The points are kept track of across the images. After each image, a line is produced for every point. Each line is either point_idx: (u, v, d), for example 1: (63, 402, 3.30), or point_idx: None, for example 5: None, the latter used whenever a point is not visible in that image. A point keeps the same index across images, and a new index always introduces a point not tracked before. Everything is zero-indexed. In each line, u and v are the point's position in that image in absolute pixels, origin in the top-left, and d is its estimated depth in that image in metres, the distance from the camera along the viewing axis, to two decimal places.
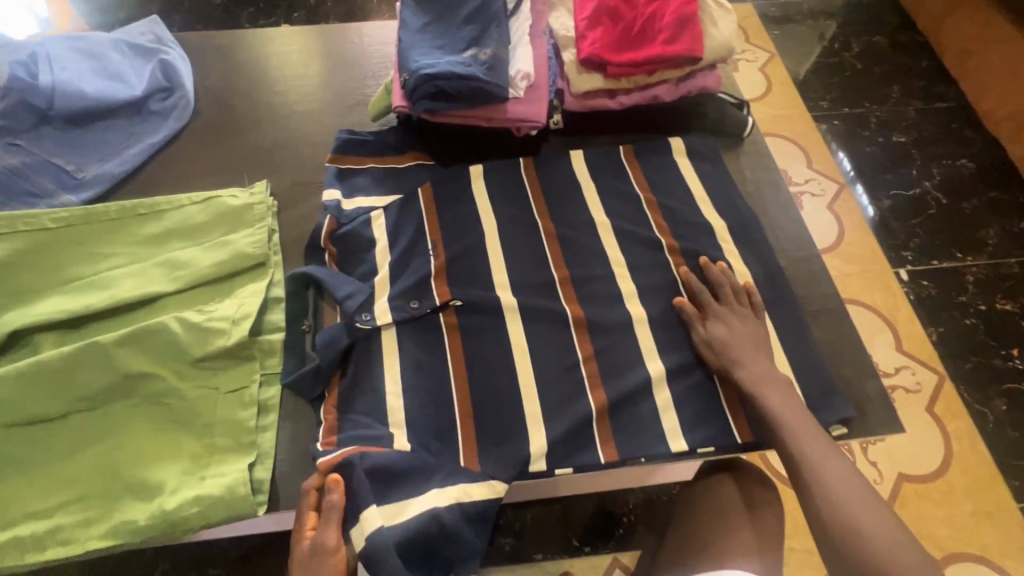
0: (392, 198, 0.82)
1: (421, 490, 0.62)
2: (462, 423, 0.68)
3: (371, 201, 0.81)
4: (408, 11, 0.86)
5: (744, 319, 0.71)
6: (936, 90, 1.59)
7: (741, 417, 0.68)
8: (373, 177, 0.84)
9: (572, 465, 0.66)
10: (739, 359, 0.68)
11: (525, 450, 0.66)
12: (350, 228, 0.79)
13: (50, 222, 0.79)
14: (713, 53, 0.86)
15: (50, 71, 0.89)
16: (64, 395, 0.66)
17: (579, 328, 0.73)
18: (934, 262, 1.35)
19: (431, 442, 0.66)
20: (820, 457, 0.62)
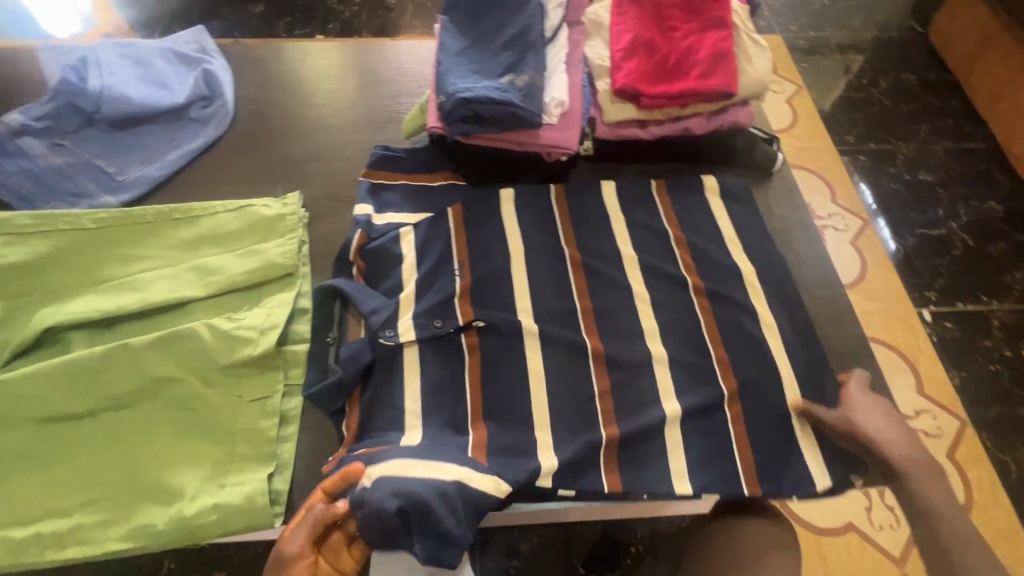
0: (422, 216, 0.83)
1: (430, 461, 0.62)
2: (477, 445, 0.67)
3: (403, 217, 0.82)
4: (448, 34, 0.88)
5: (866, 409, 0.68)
6: (964, 130, 1.58)
7: (748, 456, 0.69)
8: (404, 193, 0.85)
9: (575, 489, 0.65)
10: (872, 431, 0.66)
11: (533, 462, 0.65)
12: (379, 244, 0.80)
13: (90, 222, 0.81)
14: (746, 89, 0.87)
15: (99, 76, 0.92)
16: (92, 394, 0.67)
17: (600, 356, 0.73)
18: (959, 304, 1.33)
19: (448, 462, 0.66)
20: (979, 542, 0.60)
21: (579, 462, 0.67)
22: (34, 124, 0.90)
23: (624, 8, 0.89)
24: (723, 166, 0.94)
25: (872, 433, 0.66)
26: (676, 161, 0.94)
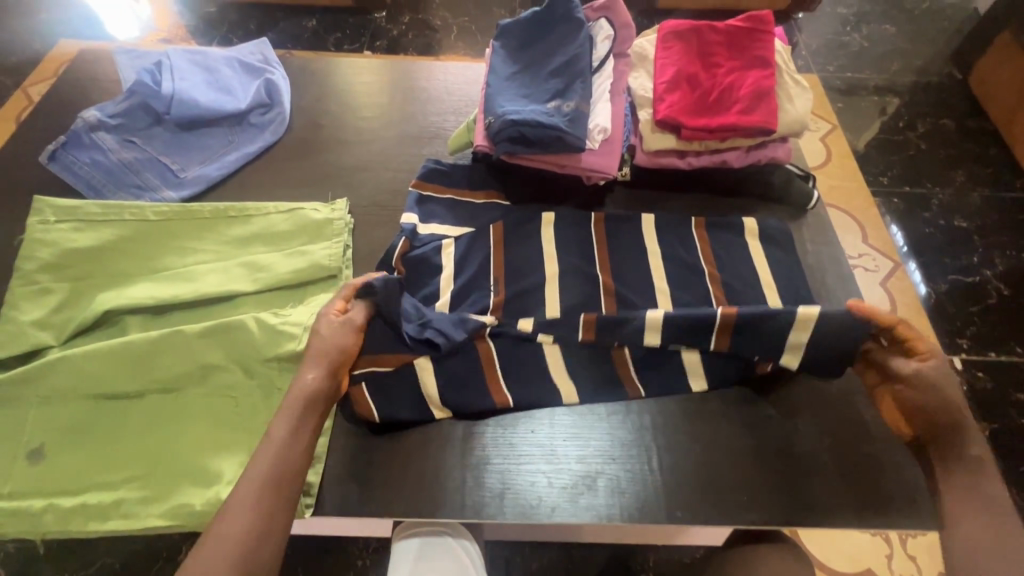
0: (464, 230, 0.86)
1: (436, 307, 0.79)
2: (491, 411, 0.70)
3: (449, 228, 0.86)
4: (499, 60, 0.94)
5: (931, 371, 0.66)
6: (1002, 179, 1.57)
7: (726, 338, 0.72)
8: (448, 206, 0.89)
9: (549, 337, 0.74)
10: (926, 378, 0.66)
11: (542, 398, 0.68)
12: (421, 252, 0.83)
13: (152, 215, 0.86)
14: (786, 127, 0.89)
15: (171, 79, 0.99)
16: (145, 376, 0.71)
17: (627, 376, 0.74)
18: (992, 354, 1.30)
19: None
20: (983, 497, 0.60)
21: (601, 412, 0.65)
22: (108, 120, 0.97)
23: (669, 43, 0.93)
24: (759, 200, 0.96)
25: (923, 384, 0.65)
26: (712, 192, 0.96)
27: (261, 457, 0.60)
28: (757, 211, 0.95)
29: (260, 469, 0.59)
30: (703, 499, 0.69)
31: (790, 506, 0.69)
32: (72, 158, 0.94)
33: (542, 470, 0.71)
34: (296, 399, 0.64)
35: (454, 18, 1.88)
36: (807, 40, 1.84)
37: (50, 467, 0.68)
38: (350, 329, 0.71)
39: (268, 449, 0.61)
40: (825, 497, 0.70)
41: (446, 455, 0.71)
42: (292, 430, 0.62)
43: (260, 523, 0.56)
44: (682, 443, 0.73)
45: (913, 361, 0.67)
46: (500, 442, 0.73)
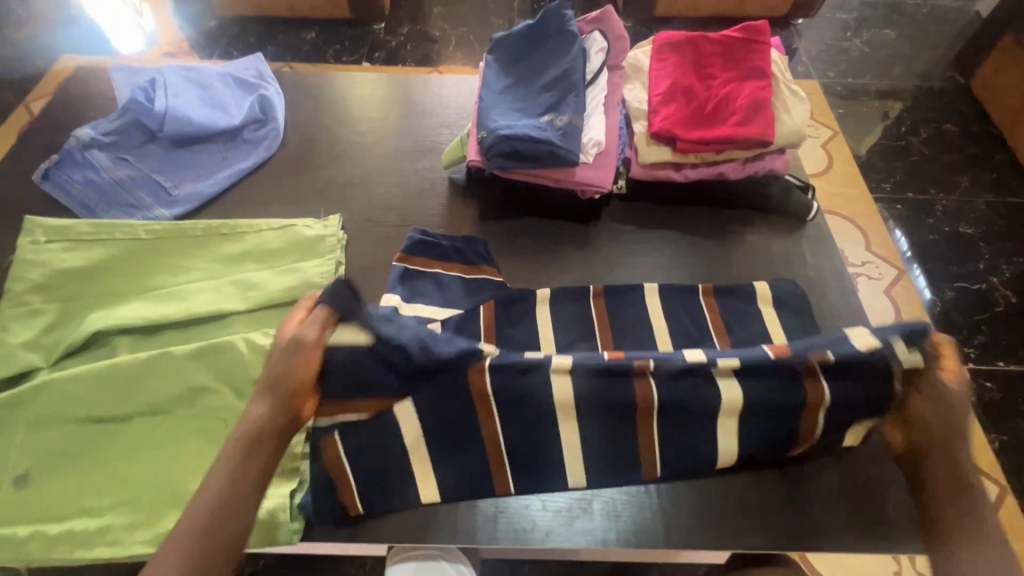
0: (452, 311, 0.79)
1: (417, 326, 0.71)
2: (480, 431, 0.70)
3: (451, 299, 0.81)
4: (491, 73, 0.94)
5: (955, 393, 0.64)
6: (1007, 184, 1.54)
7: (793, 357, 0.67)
8: (433, 280, 0.82)
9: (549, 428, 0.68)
10: (949, 472, 0.63)
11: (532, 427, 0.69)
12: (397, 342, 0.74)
13: (144, 233, 0.86)
14: (784, 138, 0.88)
15: (164, 97, 0.98)
16: (132, 399, 0.70)
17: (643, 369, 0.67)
18: (1000, 363, 1.28)
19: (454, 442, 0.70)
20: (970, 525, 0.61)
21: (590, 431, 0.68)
22: (102, 138, 0.96)
23: (664, 55, 0.92)
24: (759, 211, 0.95)
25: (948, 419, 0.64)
26: (710, 205, 0.95)
27: (183, 537, 0.55)
28: (757, 223, 0.94)
29: (181, 551, 0.55)
30: (702, 520, 0.68)
31: (788, 529, 0.67)
32: (65, 177, 0.94)
33: (537, 493, 0.70)
34: (242, 433, 0.62)
35: (453, 29, 1.89)
36: (807, 45, 1.82)
37: (37, 493, 0.67)
38: (305, 347, 0.68)
39: (189, 530, 0.56)
40: (826, 519, 0.68)
41: None
42: (218, 510, 0.57)
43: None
44: None
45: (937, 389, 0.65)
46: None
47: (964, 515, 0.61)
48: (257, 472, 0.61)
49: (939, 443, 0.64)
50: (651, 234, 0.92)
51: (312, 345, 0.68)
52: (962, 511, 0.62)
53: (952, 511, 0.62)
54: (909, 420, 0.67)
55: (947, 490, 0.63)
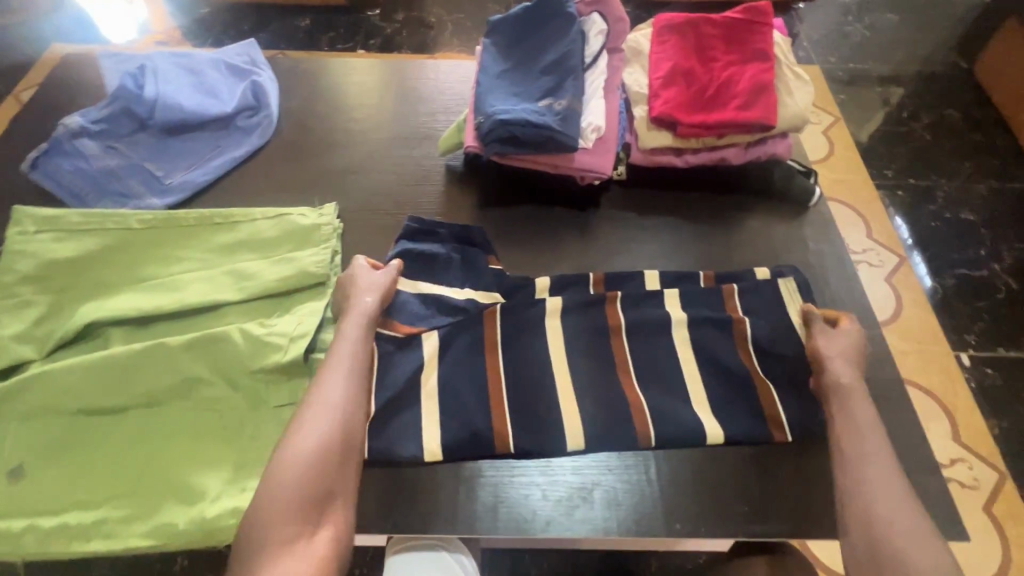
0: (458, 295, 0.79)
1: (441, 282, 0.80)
2: (479, 421, 0.70)
3: (448, 293, 0.79)
4: (489, 57, 0.92)
5: (846, 337, 0.73)
6: (1009, 169, 1.53)
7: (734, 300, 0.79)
8: (429, 274, 0.81)
9: (541, 409, 0.71)
10: (854, 415, 0.66)
11: (528, 410, 0.71)
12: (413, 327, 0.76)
13: (136, 223, 0.84)
14: (786, 122, 0.87)
15: (154, 84, 0.96)
16: (126, 391, 0.69)
17: (613, 297, 0.79)
18: (1001, 350, 1.27)
19: (453, 434, 0.70)
20: (869, 452, 0.63)
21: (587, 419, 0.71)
22: (91, 126, 0.94)
23: (664, 37, 0.90)
24: (761, 197, 0.93)
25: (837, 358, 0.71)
26: (712, 191, 0.94)
27: (310, 429, 0.62)
28: (759, 208, 0.92)
29: (311, 441, 0.61)
30: (703, 508, 0.68)
31: (789, 516, 0.67)
32: (54, 166, 0.92)
33: (538, 483, 0.69)
34: (344, 360, 0.68)
35: (449, 16, 1.85)
36: (808, 30, 1.80)
37: (31, 487, 0.66)
38: (389, 273, 0.77)
39: (315, 424, 0.63)
40: (828, 508, 0.68)
41: (440, 473, 0.70)
42: (339, 409, 0.64)
43: (310, 499, 0.59)
44: (686, 455, 0.71)
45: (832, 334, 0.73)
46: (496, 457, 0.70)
47: (866, 451, 0.63)
48: (364, 381, 0.68)
49: (844, 392, 0.68)
50: (651, 221, 0.91)
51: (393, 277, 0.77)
52: (864, 448, 0.63)
53: (853, 446, 0.64)
54: (821, 372, 0.71)
55: (854, 432, 0.65)
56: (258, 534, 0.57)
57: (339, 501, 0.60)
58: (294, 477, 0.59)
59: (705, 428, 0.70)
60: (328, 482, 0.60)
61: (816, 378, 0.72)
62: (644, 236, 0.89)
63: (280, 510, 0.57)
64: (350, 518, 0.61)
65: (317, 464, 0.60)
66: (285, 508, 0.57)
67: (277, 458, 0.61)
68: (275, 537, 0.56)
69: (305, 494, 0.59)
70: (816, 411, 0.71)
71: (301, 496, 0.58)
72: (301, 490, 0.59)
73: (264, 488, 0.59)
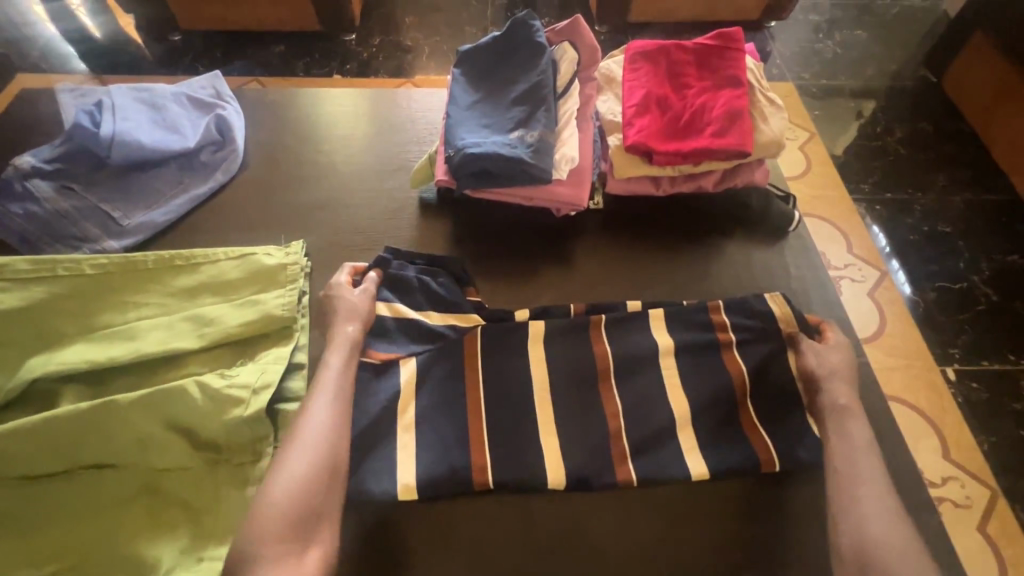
0: (438, 322, 0.77)
1: (421, 309, 0.78)
2: (455, 472, 0.67)
3: (423, 318, 0.77)
4: (459, 87, 0.90)
5: (837, 352, 0.74)
6: (983, 181, 1.55)
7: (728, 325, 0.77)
8: (407, 297, 0.79)
9: (520, 457, 0.68)
10: (846, 436, 0.66)
11: (507, 459, 0.68)
12: (391, 351, 0.75)
13: (89, 268, 0.79)
14: (761, 148, 0.86)
15: (112, 120, 0.92)
16: (75, 454, 0.65)
17: (599, 321, 0.77)
18: (985, 363, 1.27)
19: (429, 486, 0.67)
20: (865, 477, 0.62)
21: (568, 465, 0.68)
22: (44, 166, 0.90)
23: (636, 64, 0.89)
24: (740, 219, 0.92)
25: (830, 377, 0.71)
26: (692, 217, 0.92)
27: (298, 450, 0.60)
28: (739, 234, 0.90)
29: (300, 463, 0.59)
30: (691, 558, 0.64)
31: (780, 563, 0.64)
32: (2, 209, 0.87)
33: (516, 537, 0.65)
34: (330, 378, 0.68)
35: (425, 39, 1.84)
36: (781, 48, 1.82)
37: None
38: (370, 290, 0.78)
39: (304, 446, 0.61)
40: (820, 550, 0.65)
41: (412, 531, 0.66)
42: (327, 431, 0.63)
43: (303, 518, 0.57)
44: (670, 495, 0.68)
45: (825, 350, 0.74)
46: (474, 495, 0.68)
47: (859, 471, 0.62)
48: (349, 401, 0.67)
49: (839, 408, 0.69)
50: (632, 249, 0.89)
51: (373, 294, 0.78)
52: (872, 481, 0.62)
53: (846, 466, 0.63)
54: (815, 391, 0.71)
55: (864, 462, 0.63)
56: (245, 560, 0.54)
57: (329, 520, 0.58)
58: (288, 496, 0.57)
59: (688, 471, 0.68)
60: (318, 504, 0.58)
61: (811, 396, 0.72)
62: (623, 266, 0.87)
63: (271, 531, 0.55)
64: (337, 541, 0.58)
65: (305, 486, 0.58)
66: (275, 529, 0.55)
67: (266, 480, 0.59)
68: (267, 558, 0.54)
69: (295, 515, 0.56)
70: (803, 444, 0.69)
71: (291, 518, 0.56)
72: (294, 508, 0.57)
73: (253, 511, 0.57)
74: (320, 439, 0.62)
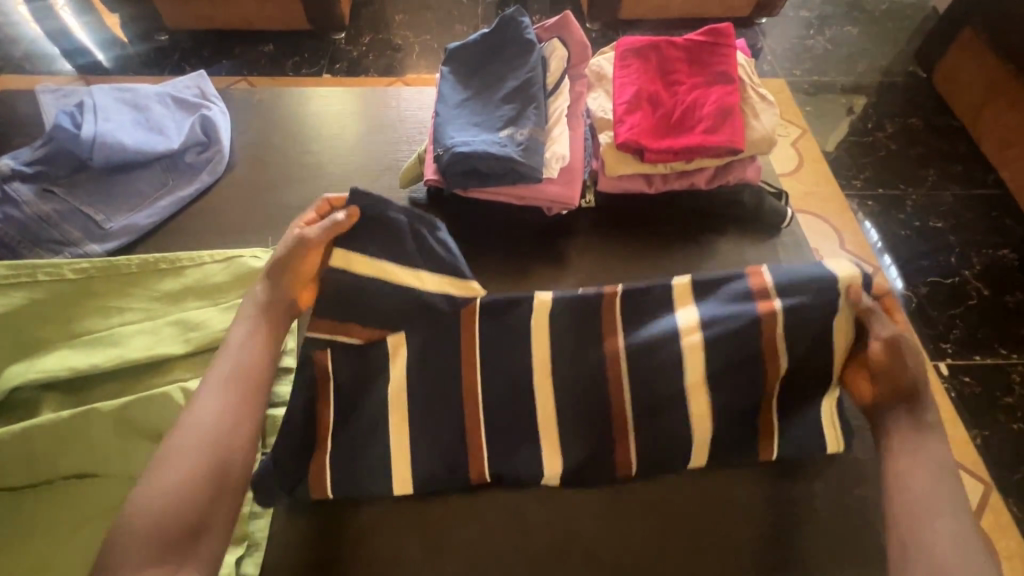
0: (433, 284, 0.74)
1: (413, 266, 0.75)
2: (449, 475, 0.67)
3: (415, 278, 0.74)
4: (448, 85, 0.89)
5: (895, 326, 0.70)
6: (974, 176, 1.55)
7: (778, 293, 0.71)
8: (397, 254, 0.75)
9: (514, 460, 0.68)
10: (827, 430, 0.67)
11: (501, 463, 0.67)
12: (378, 327, 0.73)
13: (71, 272, 0.77)
14: (753, 145, 0.86)
15: (93, 121, 0.90)
16: (57, 463, 0.64)
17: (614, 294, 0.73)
18: (977, 357, 1.27)
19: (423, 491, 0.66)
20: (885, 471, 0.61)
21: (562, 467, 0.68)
22: (25, 169, 0.88)
23: (627, 61, 0.89)
24: (732, 217, 0.91)
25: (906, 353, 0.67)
26: (685, 214, 0.91)
27: (179, 454, 0.56)
28: (731, 232, 0.90)
29: (178, 468, 0.55)
30: (687, 559, 0.64)
31: (777, 563, 0.64)
32: None
33: (510, 541, 0.65)
34: (228, 372, 0.62)
35: (415, 37, 1.83)
36: (772, 45, 1.82)
37: None
38: (307, 247, 0.73)
39: (181, 450, 0.56)
40: (815, 549, 0.65)
41: (405, 535, 0.65)
42: (213, 433, 0.57)
43: (175, 531, 0.52)
44: (666, 497, 0.68)
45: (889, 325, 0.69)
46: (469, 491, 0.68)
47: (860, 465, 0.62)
48: (245, 398, 0.61)
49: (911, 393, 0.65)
50: (623, 248, 0.88)
51: (315, 248, 0.73)
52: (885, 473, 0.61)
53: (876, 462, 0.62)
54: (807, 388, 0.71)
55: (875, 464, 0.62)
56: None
57: (208, 532, 0.54)
58: (158, 506, 0.53)
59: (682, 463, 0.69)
60: (193, 514, 0.53)
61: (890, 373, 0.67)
62: (615, 264, 0.86)
63: (136, 544, 0.51)
64: (218, 550, 0.55)
65: (180, 492, 0.54)
66: (143, 544, 0.51)
67: (139, 486, 0.54)
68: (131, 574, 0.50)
69: (168, 527, 0.52)
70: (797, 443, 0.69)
71: (161, 532, 0.52)
72: (166, 520, 0.52)
73: (122, 518, 0.53)
74: (205, 442, 0.57)
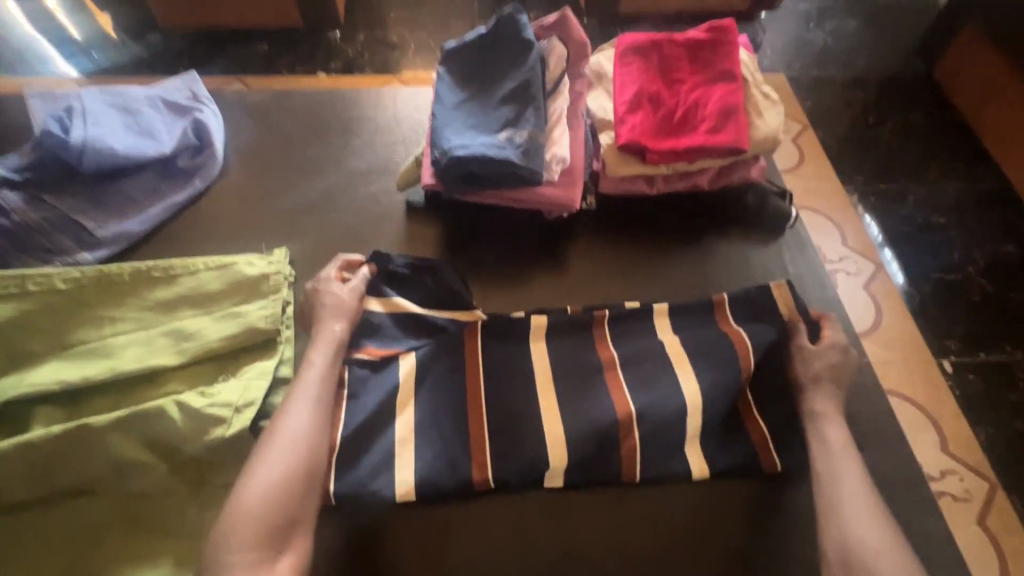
0: (440, 314, 0.76)
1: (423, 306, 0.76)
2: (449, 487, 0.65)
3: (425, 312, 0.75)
4: (445, 86, 0.87)
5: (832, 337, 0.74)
6: (976, 170, 1.53)
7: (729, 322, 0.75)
8: (410, 296, 0.77)
9: (515, 470, 0.66)
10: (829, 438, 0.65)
11: (502, 473, 0.66)
12: (389, 347, 0.73)
13: (61, 282, 0.75)
14: (755, 145, 0.84)
15: (82, 126, 0.88)
16: (49, 479, 0.62)
17: (603, 318, 0.76)
18: (980, 355, 1.26)
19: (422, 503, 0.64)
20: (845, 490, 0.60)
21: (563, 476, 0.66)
22: (12, 175, 0.86)
23: (627, 60, 0.87)
24: (736, 217, 0.90)
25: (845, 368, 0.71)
26: (687, 215, 0.90)
27: (274, 457, 0.59)
28: (734, 232, 0.88)
29: (275, 470, 0.58)
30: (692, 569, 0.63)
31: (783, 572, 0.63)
32: None
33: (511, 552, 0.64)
34: (314, 386, 0.66)
35: (411, 34, 1.80)
36: (772, 39, 1.79)
37: None
38: (355, 300, 0.74)
39: (277, 453, 0.59)
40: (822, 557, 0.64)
41: (403, 546, 0.64)
42: (306, 438, 0.61)
43: (277, 523, 0.55)
44: (670, 505, 0.67)
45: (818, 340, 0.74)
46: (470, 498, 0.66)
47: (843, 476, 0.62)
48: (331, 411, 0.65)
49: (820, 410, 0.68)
50: (625, 250, 0.86)
51: (359, 301, 0.74)
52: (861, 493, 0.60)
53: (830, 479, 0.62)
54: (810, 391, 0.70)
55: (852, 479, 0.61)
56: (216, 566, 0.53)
57: (303, 527, 0.57)
58: (262, 501, 0.56)
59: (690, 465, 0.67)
60: (294, 508, 0.57)
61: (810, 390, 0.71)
62: (617, 266, 0.85)
63: (244, 532, 0.54)
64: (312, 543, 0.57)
65: (282, 489, 0.57)
66: (248, 536, 0.54)
67: (241, 483, 0.57)
68: (239, 563, 0.53)
69: (272, 519, 0.55)
70: (803, 448, 0.68)
71: (263, 525, 0.54)
72: (271, 513, 0.55)
73: (228, 511, 0.56)
74: (299, 447, 0.60)
